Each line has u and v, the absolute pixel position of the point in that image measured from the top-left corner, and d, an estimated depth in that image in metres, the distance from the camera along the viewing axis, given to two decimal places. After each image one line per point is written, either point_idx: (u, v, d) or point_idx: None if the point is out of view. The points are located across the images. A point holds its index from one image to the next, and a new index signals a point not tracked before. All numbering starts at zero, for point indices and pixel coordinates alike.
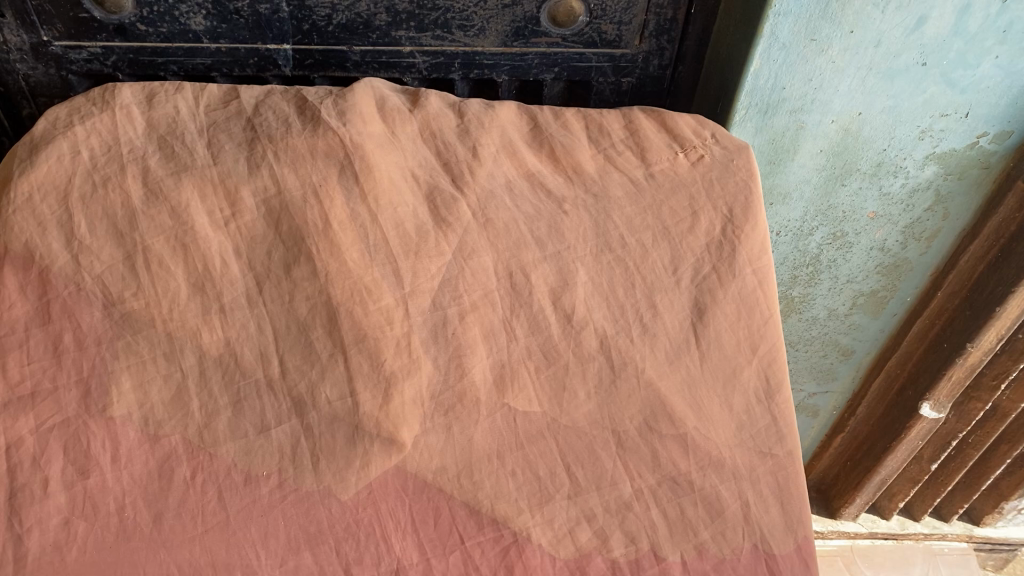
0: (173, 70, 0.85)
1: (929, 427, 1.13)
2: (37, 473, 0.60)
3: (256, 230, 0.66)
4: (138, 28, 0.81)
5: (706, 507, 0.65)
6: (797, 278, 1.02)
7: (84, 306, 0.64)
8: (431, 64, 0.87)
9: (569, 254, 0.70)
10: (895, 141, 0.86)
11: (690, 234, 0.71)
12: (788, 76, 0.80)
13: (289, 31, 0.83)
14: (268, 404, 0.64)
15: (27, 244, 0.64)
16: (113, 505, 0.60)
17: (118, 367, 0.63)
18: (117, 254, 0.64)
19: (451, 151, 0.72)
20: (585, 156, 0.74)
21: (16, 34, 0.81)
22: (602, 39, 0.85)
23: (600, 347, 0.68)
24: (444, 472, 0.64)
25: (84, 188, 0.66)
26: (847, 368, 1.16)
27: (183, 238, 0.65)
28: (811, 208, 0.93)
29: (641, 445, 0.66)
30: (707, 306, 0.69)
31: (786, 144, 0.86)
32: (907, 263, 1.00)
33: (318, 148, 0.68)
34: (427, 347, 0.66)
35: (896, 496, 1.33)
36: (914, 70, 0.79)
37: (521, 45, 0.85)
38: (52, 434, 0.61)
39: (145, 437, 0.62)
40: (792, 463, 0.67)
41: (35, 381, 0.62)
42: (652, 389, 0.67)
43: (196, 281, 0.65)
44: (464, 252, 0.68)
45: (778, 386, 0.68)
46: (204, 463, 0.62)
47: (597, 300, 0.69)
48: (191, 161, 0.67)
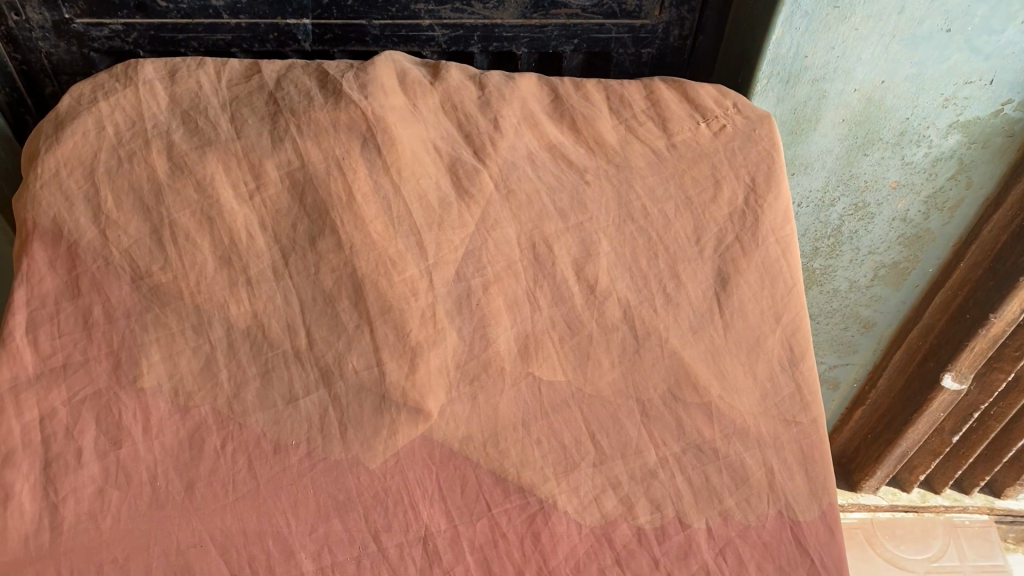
0: (193, 46, 0.85)
1: (950, 399, 1.13)
2: (71, 444, 0.61)
3: (281, 203, 0.67)
4: (158, 4, 0.81)
5: (730, 473, 0.65)
6: (818, 249, 1.02)
7: (113, 280, 0.64)
8: (450, 37, 0.86)
9: (592, 225, 0.70)
10: (919, 110, 0.85)
11: (713, 205, 0.71)
12: (810, 44, 0.79)
13: (309, 5, 0.83)
14: (296, 375, 0.64)
15: (56, 219, 0.65)
16: (146, 475, 0.61)
17: (148, 340, 0.64)
18: (144, 228, 0.65)
19: (472, 123, 0.72)
20: (606, 127, 0.74)
21: (38, 12, 0.81)
22: (623, 10, 0.85)
23: (624, 317, 0.68)
24: (470, 440, 0.65)
25: (109, 162, 0.67)
26: (868, 341, 1.16)
27: (209, 211, 0.66)
28: (833, 178, 0.93)
29: (666, 413, 0.67)
30: (731, 276, 0.69)
31: (808, 113, 0.86)
32: (929, 234, 1.00)
33: (340, 121, 0.68)
34: (452, 317, 0.67)
35: (916, 468, 1.34)
36: (938, 36, 0.78)
37: (540, 17, 0.85)
38: (84, 405, 0.62)
39: (176, 407, 0.63)
40: (817, 430, 0.67)
41: (66, 354, 0.63)
42: (676, 358, 0.67)
43: (223, 254, 0.66)
44: (487, 224, 0.69)
45: (802, 354, 0.69)
46: (234, 433, 0.63)
47: (621, 270, 0.69)
48: (215, 136, 0.68)
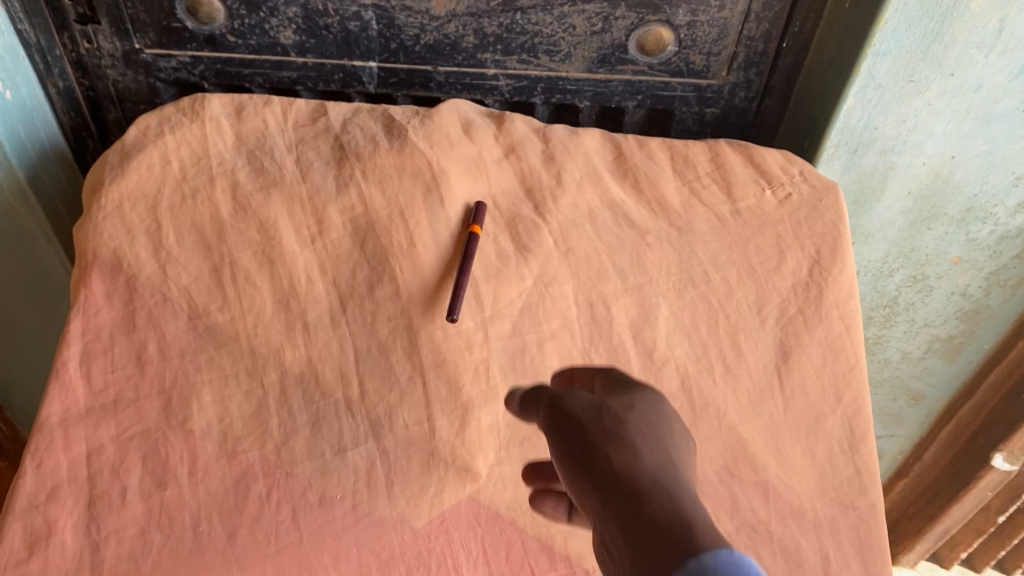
0: (258, 82, 0.86)
1: (1000, 478, 1.12)
2: (116, 482, 0.60)
3: (342, 248, 0.67)
4: (228, 39, 0.82)
5: (785, 558, 0.62)
6: (872, 318, 1.00)
7: (170, 316, 0.65)
8: (514, 88, 0.86)
9: (651, 287, 0.70)
10: (988, 187, 0.83)
11: (776, 274, 0.70)
12: (881, 115, 0.78)
13: (376, 49, 0.83)
14: (346, 426, 0.63)
15: (116, 252, 0.66)
16: (190, 519, 0.59)
17: (200, 381, 0.63)
18: (203, 266, 0.66)
19: (535, 177, 0.73)
20: (669, 188, 0.74)
21: (110, 41, 0.83)
22: (690, 69, 0.84)
23: (681, 385, 0.67)
24: (518, 504, 0.62)
25: (173, 198, 0.68)
26: (915, 413, 1.14)
27: (269, 253, 0.66)
28: (894, 249, 0.91)
29: (721, 489, 0.64)
30: (792, 349, 0.68)
31: (873, 184, 0.84)
32: (989, 310, 0.97)
33: (405, 169, 0.69)
34: (505, 374, 0.65)
35: (959, 545, 1.29)
36: (1014, 116, 0.76)
37: (606, 72, 0.85)
38: (132, 443, 0.61)
39: (223, 451, 0.61)
40: (876, 516, 0.64)
41: (117, 389, 0.62)
42: (734, 433, 0.65)
43: (281, 298, 0.65)
44: (546, 281, 0.69)
45: (863, 435, 0.66)
46: (279, 481, 0.61)
47: (679, 336, 0.68)
48: (280, 177, 0.69)
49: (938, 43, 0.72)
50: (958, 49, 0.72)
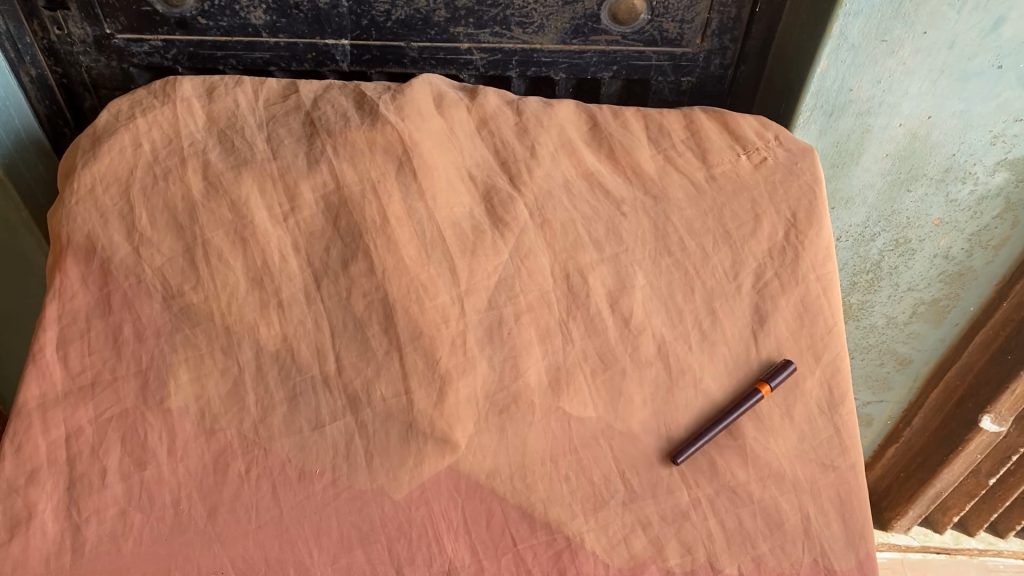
0: (232, 64, 0.86)
1: (989, 440, 1.12)
2: (96, 463, 0.60)
3: (315, 224, 0.67)
4: (199, 22, 0.82)
5: (765, 518, 0.63)
6: (856, 284, 1.00)
7: (145, 298, 0.65)
8: (488, 62, 0.86)
9: (627, 257, 0.69)
10: (966, 146, 0.83)
11: (752, 238, 0.70)
12: (856, 77, 0.78)
13: (348, 26, 0.83)
14: (323, 401, 0.63)
15: (90, 235, 0.66)
16: (169, 498, 0.60)
17: (177, 360, 0.63)
18: (177, 247, 0.66)
19: (509, 149, 0.72)
20: (644, 156, 0.74)
21: (80, 27, 0.82)
22: (663, 38, 0.84)
23: (658, 352, 0.67)
24: (498, 473, 0.62)
25: (145, 180, 0.68)
26: (904, 378, 1.14)
27: (242, 232, 0.66)
28: (874, 213, 0.91)
29: (699, 454, 0.64)
30: (768, 313, 0.68)
31: (851, 147, 0.84)
32: (971, 272, 0.97)
33: (376, 142, 0.68)
34: (482, 347, 0.65)
35: (951, 510, 1.31)
36: (989, 73, 0.76)
37: (580, 43, 0.84)
38: (110, 425, 0.61)
39: (202, 430, 0.62)
40: (856, 476, 0.64)
41: (95, 372, 0.63)
42: (709, 398, 0.66)
43: (255, 276, 0.65)
44: (522, 253, 0.68)
45: (842, 397, 0.66)
46: (258, 458, 0.61)
47: (656, 304, 0.68)
48: (251, 156, 0.69)
49: (909, 1, 0.72)
50: (929, 7, 0.72)
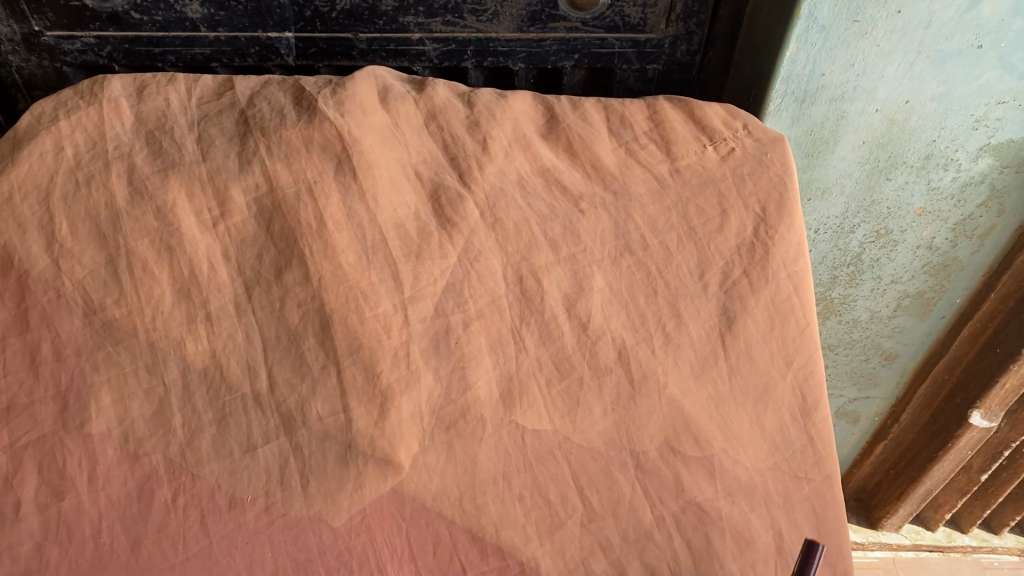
0: (171, 61, 0.81)
1: (979, 437, 1.08)
2: (10, 494, 0.56)
3: (247, 230, 0.62)
4: (132, 16, 0.77)
5: (734, 537, 0.58)
6: (837, 278, 0.96)
7: (65, 314, 0.60)
8: (442, 52, 0.81)
9: (585, 257, 0.64)
10: (946, 132, 0.78)
11: (718, 235, 0.65)
12: (828, 61, 0.73)
13: (291, 18, 0.78)
14: (256, 421, 0.58)
15: (6, 247, 0.61)
16: (89, 530, 0.56)
17: (98, 381, 0.59)
18: (99, 258, 0.61)
19: (459, 145, 0.67)
20: (604, 150, 0.69)
21: (7, 24, 0.78)
22: (626, 24, 0.79)
23: (618, 358, 0.62)
24: (445, 495, 0.58)
25: (66, 187, 0.63)
26: (890, 373, 1.10)
27: (168, 239, 0.61)
28: (853, 204, 0.87)
29: (662, 467, 0.60)
30: (736, 315, 0.63)
31: (825, 135, 0.80)
32: (957, 263, 0.93)
33: (314, 140, 0.64)
34: (428, 358, 0.60)
35: (942, 507, 1.27)
36: (968, 53, 0.71)
37: (538, 30, 0.80)
38: (26, 452, 0.57)
39: (125, 455, 0.57)
40: (832, 489, 0.61)
41: (11, 395, 0.59)
42: (675, 406, 0.61)
43: (182, 287, 0.61)
44: (471, 255, 0.63)
45: (815, 403, 0.62)
46: (185, 484, 0.57)
47: (616, 307, 0.64)
48: (180, 158, 0.64)
49: None
50: None
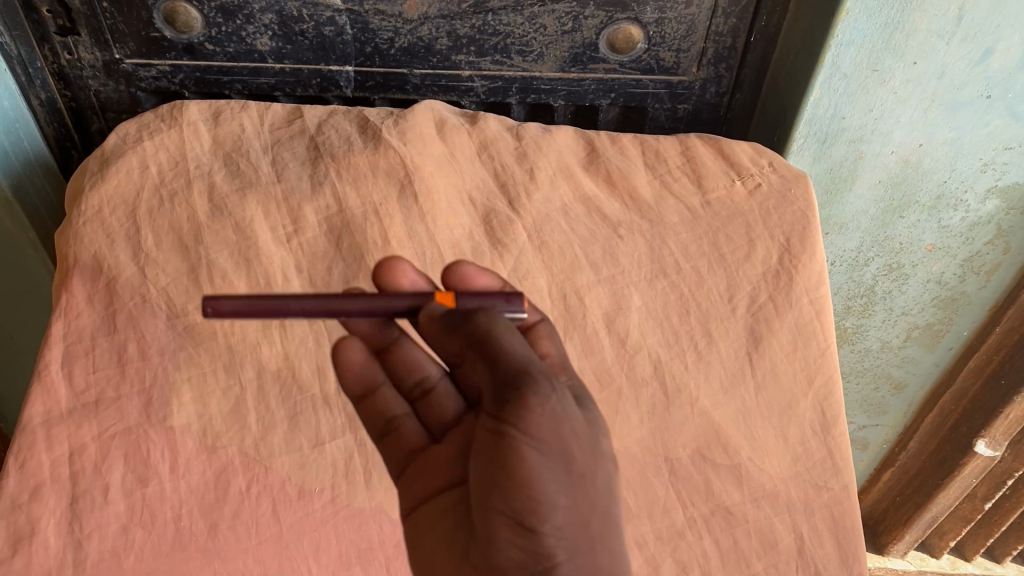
0: (237, 88, 0.87)
1: (983, 464, 1.14)
2: (98, 480, 0.61)
3: (319, 246, 0.68)
4: (206, 47, 0.83)
5: (760, 538, 0.64)
6: (851, 308, 1.01)
7: (149, 317, 0.66)
8: (489, 88, 0.88)
9: (623, 278, 0.70)
10: (956, 174, 0.84)
11: (747, 262, 0.71)
12: (848, 105, 0.80)
13: (352, 53, 0.84)
14: (324, 419, 0.64)
15: (96, 255, 0.67)
16: (171, 514, 0.61)
17: (179, 379, 0.64)
18: (182, 267, 0.67)
19: (509, 173, 0.73)
20: (641, 181, 0.75)
21: (90, 51, 0.84)
22: (660, 66, 0.86)
23: (654, 371, 0.68)
24: None
25: (151, 202, 0.69)
26: (899, 402, 1.15)
27: (246, 252, 0.67)
28: (868, 238, 0.92)
29: (694, 473, 0.66)
30: (763, 336, 0.69)
31: (844, 173, 0.86)
32: (965, 297, 0.98)
33: (379, 166, 0.70)
34: None
35: (947, 534, 1.32)
36: (978, 102, 0.78)
37: (578, 70, 0.86)
38: (114, 442, 0.62)
39: (203, 447, 0.63)
40: (848, 497, 0.66)
41: (99, 390, 0.63)
42: (706, 417, 0.67)
43: (258, 296, 0.67)
44: (520, 273, 0.69)
45: (835, 418, 0.67)
46: (259, 475, 0.62)
47: (651, 325, 0.69)
48: (256, 178, 0.70)
49: (899, 32, 0.74)
50: (919, 37, 0.74)
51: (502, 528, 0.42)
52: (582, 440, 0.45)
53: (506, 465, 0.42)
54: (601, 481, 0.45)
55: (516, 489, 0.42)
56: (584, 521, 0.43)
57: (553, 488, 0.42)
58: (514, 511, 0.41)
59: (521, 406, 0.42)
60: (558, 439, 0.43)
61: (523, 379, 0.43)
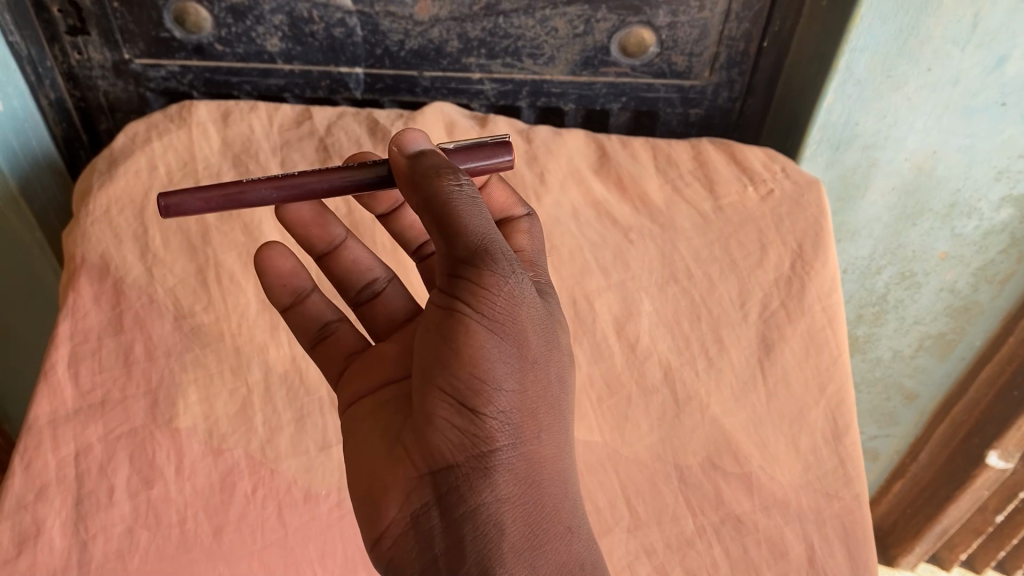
0: (246, 90, 0.87)
1: (995, 476, 1.14)
2: (104, 481, 0.60)
3: None
4: (215, 48, 0.83)
5: (770, 547, 0.63)
6: (862, 316, 1.00)
7: (156, 318, 0.66)
8: (499, 92, 0.87)
9: (634, 283, 0.70)
10: (970, 182, 0.83)
11: (759, 268, 0.70)
12: (862, 112, 0.79)
13: (362, 55, 0.84)
14: (330, 423, 0.64)
15: (104, 255, 0.67)
16: (176, 517, 0.59)
17: (186, 380, 0.64)
18: (189, 267, 0.67)
19: (518, 176, 0.73)
20: (652, 186, 0.74)
21: (100, 51, 0.83)
22: (672, 70, 0.85)
23: (664, 378, 0.67)
24: None
25: (160, 202, 0.69)
26: (910, 413, 1.13)
27: (254, 253, 0.68)
28: (880, 246, 0.91)
29: (704, 482, 0.65)
30: (774, 343, 0.68)
31: (856, 180, 0.85)
32: (977, 307, 0.97)
33: None
34: None
35: (957, 546, 1.30)
36: (993, 110, 0.77)
37: (589, 74, 0.85)
38: (119, 443, 0.61)
39: (209, 449, 0.62)
40: (860, 507, 0.65)
41: (105, 391, 0.63)
42: (717, 425, 0.66)
43: (265, 297, 0.67)
44: None
45: (846, 427, 0.67)
46: (265, 478, 0.62)
47: (662, 331, 0.69)
48: (265, 180, 0.70)
49: (913, 38, 0.73)
50: (933, 44, 0.73)
51: (440, 402, 0.45)
52: (535, 321, 0.48)
53: (456, 341, 0.45)
54: (544, 364, 0.49)
55: (462, 368, 0.45)
56: (522, 408, 0.47)
57: (500, 368, 0.46)
58: (458, 392, 0.45)
59: (480, 284, 0.45)
60: (511, 319, 0.46)
61: (489, 255, 0.46)
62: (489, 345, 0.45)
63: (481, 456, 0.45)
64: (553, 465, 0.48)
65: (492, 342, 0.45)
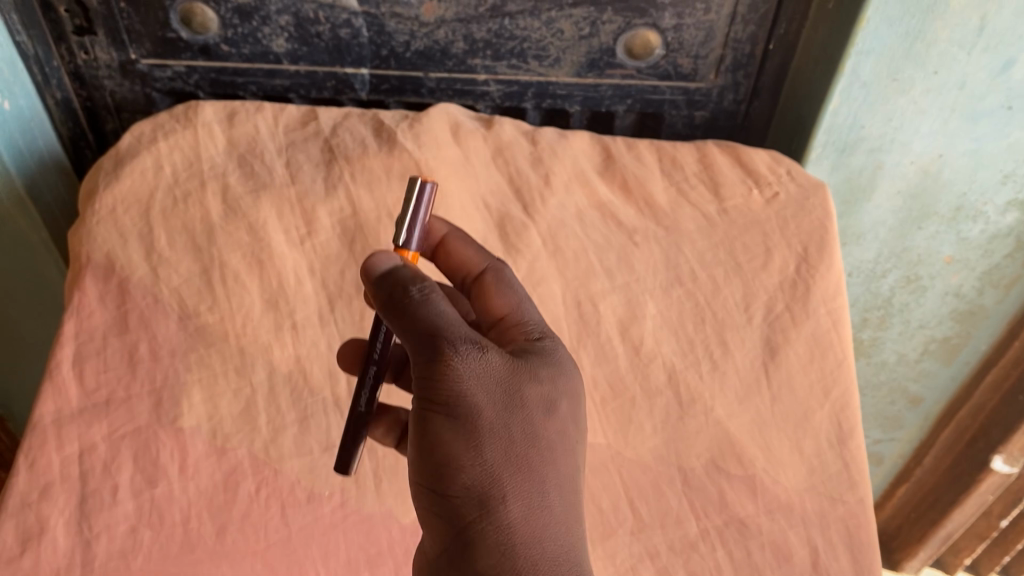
0: (252, 90, 0.87)
1: (999, 481, 1.14)
2: (108, 480, 0.60)
3: (331, 248, 0.69)
4: (221, 48, 0.83)
5: (773, 551, 0.62)
6: (867, 320, 1.00)
7: (161, 317, 0.66)
8: (504, 93, 0.87)
9: (638, 286, 0.70)
10: (976, 185, 0.83)
11: (763, 272, 0.70)
12: (868, 115, 0.79)
13: (367, 56, 0.84)
14: (334, 422, 0.65)
15: (109, 254, 0.67)
16: (179, 516, 0.60)
17: (190, 380, 0.64)
18: (193, 268, 0.67)
19: (523, 178, 0.73)
20: (657, 188, 0.74)
21: (106, 51, 0.83)
22: (678, 73, 0.85)
23: (668, 381, 0.67)
24: None
25: (165, 202, 0.69)
26: (914, 417, 1.13)
27: (259, 254, 0.68)
28: (886, 250, 0.91)
29: (708, 484, 0.64)
30: (779, 346, 0.68)
31: (862, 184, 0.85)
32: (983, 311, 0.97)
33: (393, 169, 0.70)
34: None
35: (962, 551, 1.30)
36: (999, 113, 0.77)
37: (595, 76, 0.85)
38: (124, 442, 0.62)
39: (213, 449, 0.62)
40: (864, 510, 0.64)
41: (109, 390, 0.63)
42: (721, 428, 0.66)
43: (270, 298, 0.67)
44: (534, 279, 0.69)
45: (851, 431, 0.67)
46: (269, 478, 0.62)
47: (666, 333, 0.68)
48: (270, 180, 0.70)
49: (920, 41, 0.73)
50: (940, 47, 0.73)
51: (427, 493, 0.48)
52: (493, 389, 0.48)
53: (425, 433, 0.48)
54: (518, 422, 0.48)
55: (433, 456, 0.47)
56: (500, 474, 0.47)
57: (464, 449, 0.47)
58: (434, 481, 0.48)
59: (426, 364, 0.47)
60: (459, 396, 0.47)
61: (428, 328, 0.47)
62: (445, 430, 0.47)
63: (457, 535, 0.47)
64: (540, 522, 0.47)
65: (456, 434, 0.47)
